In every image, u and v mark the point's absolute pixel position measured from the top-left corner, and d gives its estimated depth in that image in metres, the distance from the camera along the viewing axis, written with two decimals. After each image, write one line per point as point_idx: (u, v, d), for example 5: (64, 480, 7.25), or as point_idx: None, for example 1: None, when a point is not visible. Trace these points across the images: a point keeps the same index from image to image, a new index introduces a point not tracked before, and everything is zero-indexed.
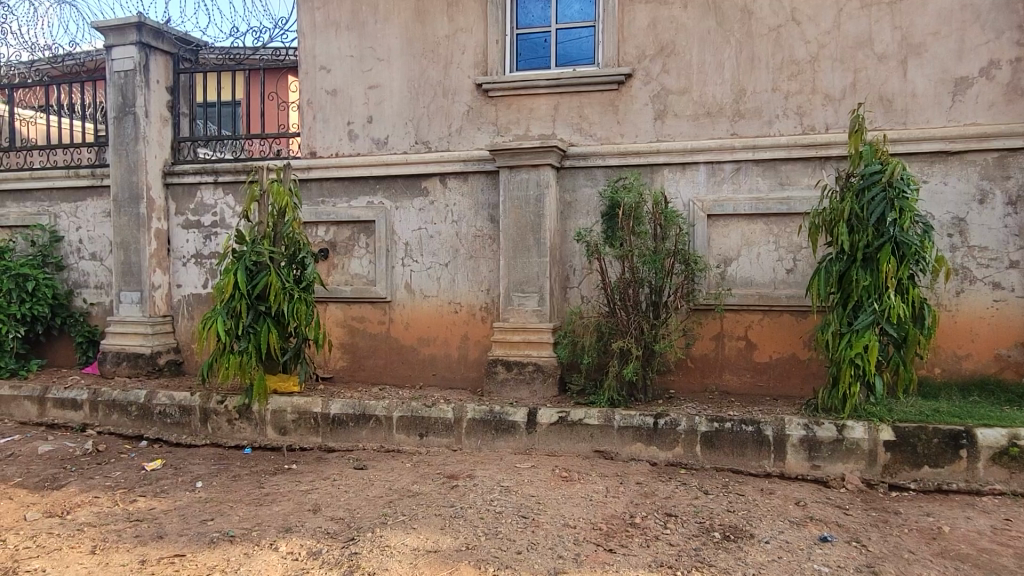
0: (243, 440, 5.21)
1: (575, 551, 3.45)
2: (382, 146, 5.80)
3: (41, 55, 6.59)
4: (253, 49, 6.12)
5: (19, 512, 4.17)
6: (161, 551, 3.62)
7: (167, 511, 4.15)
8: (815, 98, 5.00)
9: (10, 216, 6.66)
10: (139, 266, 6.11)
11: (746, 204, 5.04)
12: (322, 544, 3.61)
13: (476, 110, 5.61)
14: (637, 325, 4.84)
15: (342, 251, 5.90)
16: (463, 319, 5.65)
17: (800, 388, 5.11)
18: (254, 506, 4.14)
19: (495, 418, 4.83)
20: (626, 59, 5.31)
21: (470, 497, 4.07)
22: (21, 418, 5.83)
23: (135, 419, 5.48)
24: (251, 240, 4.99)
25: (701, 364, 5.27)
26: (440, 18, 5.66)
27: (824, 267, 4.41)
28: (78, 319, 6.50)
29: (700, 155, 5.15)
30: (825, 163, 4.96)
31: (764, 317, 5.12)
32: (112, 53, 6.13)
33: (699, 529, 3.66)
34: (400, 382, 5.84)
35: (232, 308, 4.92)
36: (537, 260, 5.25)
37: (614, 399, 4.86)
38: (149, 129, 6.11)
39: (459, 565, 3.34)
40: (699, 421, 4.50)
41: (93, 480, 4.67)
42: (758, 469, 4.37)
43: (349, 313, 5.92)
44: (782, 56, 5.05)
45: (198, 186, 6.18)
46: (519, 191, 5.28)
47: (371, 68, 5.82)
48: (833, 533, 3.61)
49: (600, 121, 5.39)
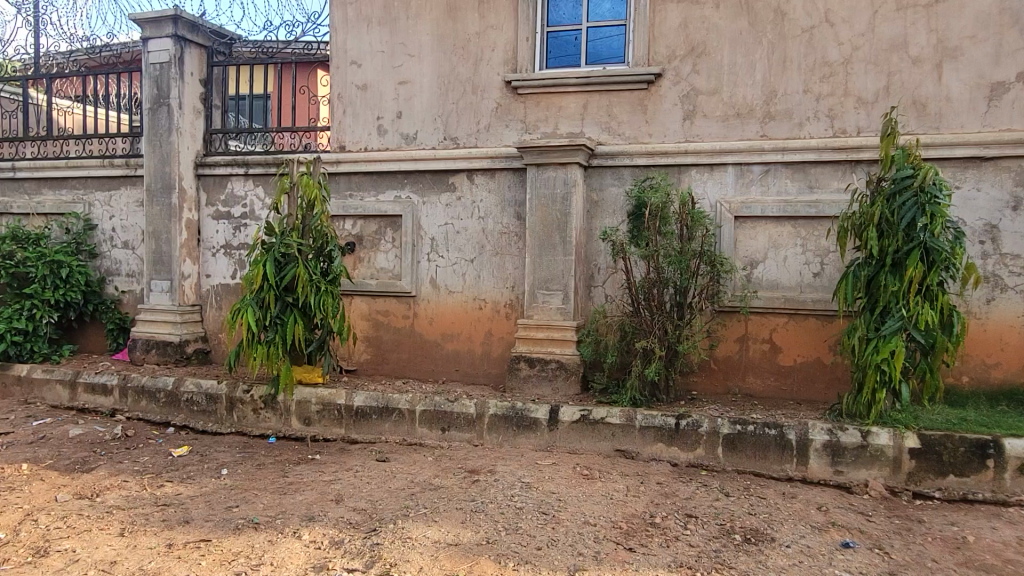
0: (267, 429, 5.28)
1: (595, 549, 3.46)
2: (411, 141, 5.84)
3: (79, 45, 6.69)
4: (286, 42, 6.19)
5: (51, 494, 4.28)
6: (188, 535, 3.69)
7: (194, 497, 4.23)
8: (847, 101, 4.96)
9: (46, 204, 6.79)
10: (170, 255, 6.21)
11: (774, 207, 5.02)
12: (344, 534, 3.65)
13: (504, 107, 5.63)
14: (661, 325, 4.83)
15: (369, 244, 5.95)
16: (488, 314, 5.67)
17: (824, 393, 5.08)
18: (279, 494, 4.20)
19: (516, 414, 4.85)
20: (657, 59, 5.30)
21: (491, 492, 4.09)
22: (52, 401, 5.94)
23: (163, 405, 5.56)
24: (280, 232, 5.07)
25: (724, 366, 5.25)
26: (471, 15, 5.67)
27: (852, 272, 4.37)
28: (109, 306, 6.63)
29: (729, 156, 5.12)
30: (856, 167, 4.92)
31: (789, 320, 5.09)
32: (148, 45, 6.22)
33: (719, 531, 3.66)
34: (423, 376, 5.88)
35: (261, 299, 5.00)
36: (562, 258, 5.26)
37: (635, 399, 4.86)
38: (182, 120, 6.21)
39: (479, 559, 3.37)
40: (721, 423, 4.49)
41: (122, 464, 4.76)
42: (780, 473, 4.35)
43: (374, 307, 5.98)
44: (815, 58, 5.01)
45: (229, 177, 6.26)
46: (546, 189, 5.29)
47: (402, 64, 5.85)
48: (855, 539, 3.59)
49: (628, 120, 5.39)
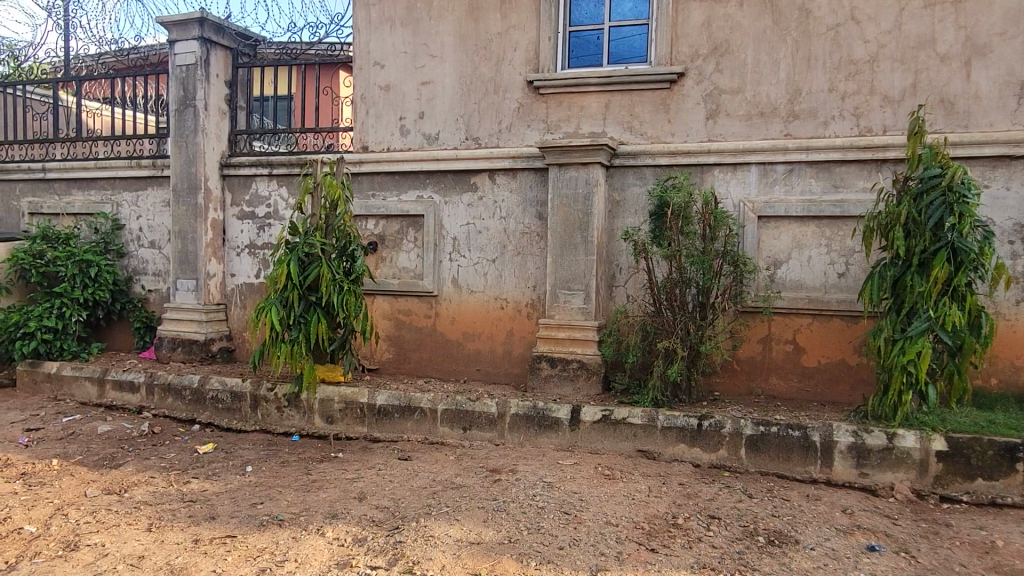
0: (291, 427, 5.33)
1: (617, 549, 3.46)
2: (433, 141, 5.86)
3: (108, 48, 6.79)
4: (309, 43, 6.23)
5: (80, 489, 4.35)
6: (214, 531, 3.74)
7: (219, 493, 4.28)
8: (873, 99, 4.90)
9: (75, 204, 6.91)
10: (195, 254, 6.29)
11: (798, 207, 4.98)
12: (367, 531, 3.68)
13: (526, 107, 5.64)
14: (683, 326, 4.82)
15: (390, 244, 5.99)
16: (509, 313, 5.68)
17: (849, 395, 5.03)
18: (303, 492, 4.23)
19: (538, 413, 4.85)
20: (680, 58, 5.27)
21: (512, 491, 4.10)
22: (81, 398, 6.03)
23: (189, 403, 5.63)
24: (304, 232, 5.12)
25: (746, 366, 5.21)
26: (493, 15, 5.69)
27: (878, 272, 4.32)
28: (136, 305, 6.73)
29: (752, 155, 5.08)
30: (882, 166, 4.87)
31: (813, 321, 5.05)
32: (175, 47, 6.31)
33: (742, 532, 3.63)
34: (445, 375, 5.91)
35: (285, 298, 5.05)
36: (583, 258, 5.25)
37: (657, 399, 4.84)
38: (208, 121, 6.28)
39: (501, 558, 3.38)
40: (744, 424, 4.46)
41: (149, 461, 4.83)
42: (803, 475, 4.31)
43: (396, 306, 6.01)
44: (840, 56, 4.96)
45: (254, 177, 6.33)
46: (568, 189, 5.29)
47: (424, 64, 5.88)
48: (881, 542, 3.55)
49: (651, 120, 5.37)
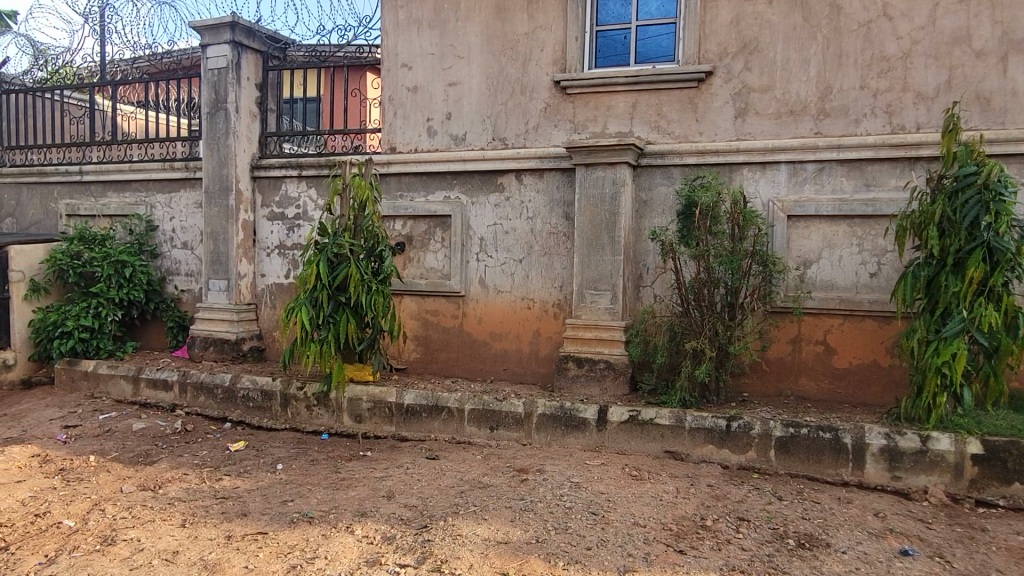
0: (320, 426, 5.39)
1: (645, 550, 3.45)
2: (460, 142, 5.89)
3: (142, 53, 6.91)
4: (338, 46, 6.28)
5: (116, 485, 4.45)
6: (246, 528, 3.80)
7: (250, 490, 4.35)
8: (906, 96, 4.83)
9: (110, 206, 7.06)
10: (227, 255, 6.39)
11: (829, 206, 4.92)
12: (396, 530, 3.72)
13: (553, 108, 5.64)
14: (711, 326, 4.78)
15: (418, 245, 6.03)
16: (536, 314, 5.69)
17: (881, 397, 4.96)
18: (332, 490, 4.28)
19: (565, 413, 4.85)
20: (707, 56, 5.24)
21: (539, 491, 4.10)
22: (116, 395, 6.15)
23: (220, 401, 5.72)
24: (333, 232, 5.17)
25: (776, 367, 5.16)
26: (520, 15, 5.70)
27: (911, 272, 4.25)
28: (170, 304, 6.86)
29: (782, 154, 5.03)
30: (915, 164, 4.79)
31: (844, 322, 4.98)
32: (207, 51, 6.41)
33: (772, 535, 3.60)
34: (472, 375, 5.93)
35: (314, 298, 5.11)
36: (610, 258, 5.24)
37: (685, 400, 4.82)
38: (239, 123, 6.37)
39: (529, 558, 3.39)
40: (774, 426, 4.41)
41: (182, 458, 4.92)
42: (834, 477, 4.26)
43: (423, 306, 6.05)
44: (872, 52, 4.89)
45: (284, 179, 6.41)
46: (595, 189, 5.28)
47: (451, 66, 5.91)
48: (914, 547, 3.50)
49: (678, 119, 5.34)
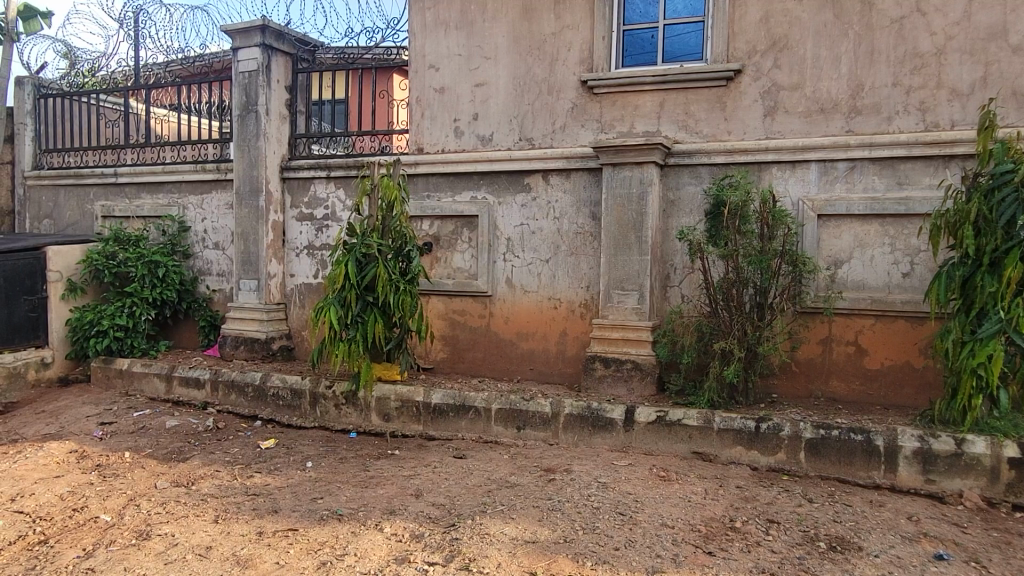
0: (349, 425, 5.44)
1: (674, 551, 3.44)
2: (487, 142, 5.90)
3: (175, 57, 7.03)
4: (366, 48, 6.33)
5: (151, 481, 4.53)
6: (277, 524, 3.85)
7: (281, 487, 4.40)
8: (940, 93, 4.75)
9: (144, 207, 7.19)
10: (257, 255, 6.48)
11: (861, 205, 4.84)
12: (424, 528, 3.74)
13: (580, 108, 5.63)
14: (740, 326, 4.74)
15: (445, 245, 6.06)
16: (563, 314, 5.69)
17: (914, 398, 4.88)
18: (361, 488, 4.32)
19: (592, 413, 4.84)
20: (736, 54, 5.20)
21: (567, 491, 4.10)
22: (149, 393, 6.26)
23: (251, 399, 5.79)
24: (362, 232, 5.22)
25: (806, 368, 5.10)
26: (547, 16, 5.70)
27: (945, 272, 4.19)
28: (201, 304, 6.97)
29: (813, 152, 4.97)
30: (949, 162, 4.70)
31: (876, 322, 4.92)
32: (238, 54, 6.51)
33: (803, 537, 3.57)
34: (499, 375, 5.94)
35: (343, 297, 5.16)
36: (638, 258, 5.22)
37: (713, 400, 4.78)
38: (269, 126, 6.45)
39: (557, 557, 3.39)
40: (804, 427, 4.36)
41: (214, 455, 5.00)
42: (866, 480, 4.20)
43: (450, 306, 6.08)
44: (905, 49, 4.82)
45: (313, 180, 6.48)
46: (622, 189, 5.26)
47: (478, 66, 5.93)
48: (949, 551, 3.44)
49: (706, 118, 5.30)
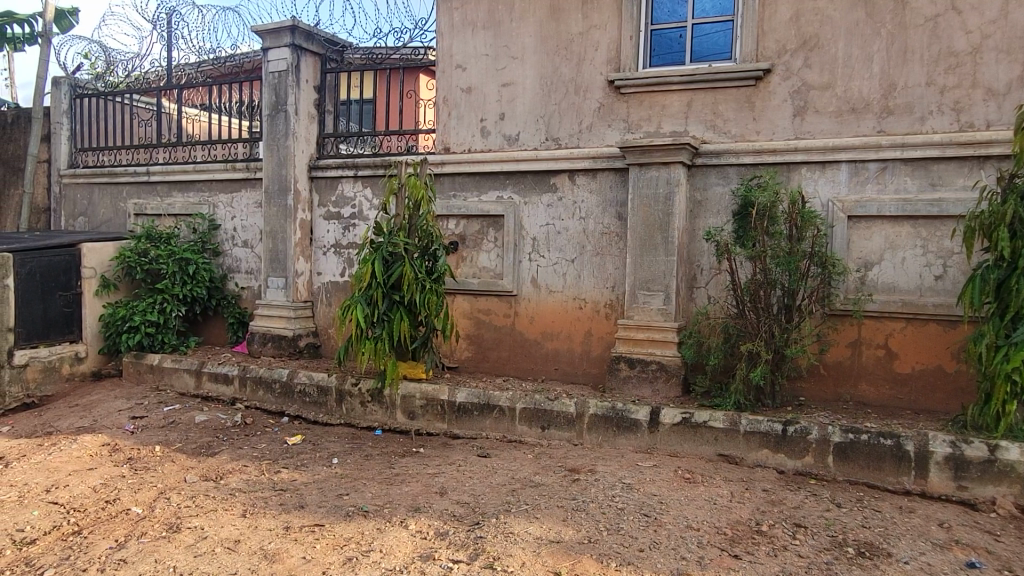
0: (374, 422, 5.48)
1: (699, 554, 3.42)
2: (513, 142, 5.91)
3: (207, 57, 7.13)
4: (394, 48, 6.37)
5: (181, 475, 4.61)
6: (303, 519, 3.89)
7: (308, 483, 4.45)
8: (975, 93, 4.66)
9: (175, 205, 7.31)
10: (285, 253, 6.56)
11: (892, 206, 4.77)
12: (448, 526, 3.76)
13: (607, 107, 5.62)
14: (768, 328, 4.70)
15: (471, 244, 6.08)
16: (588, 314, 5.68)
17: (946, 403, 4.80)
18: (386, 485, 4.35)
19: (617, 414, 4.83)
20: (766, 54, 5.15)
21: (592, 491, 4.10)
22: (179, 388, 6.36)
23: (278, 396, 5.86)
24: (388, 232, 5.26)
25: (835, 371, 5.03)
26: (575, 15, 5.69)
27: (979, 274, 4.11)
28: (230, 301, 7.07)
29: (843, 153, 4.91)
30: (984, 163, 4.62)
31: (907, 325, 4.84)
32: (268, 54, 6.59)
33: (830, 542, 3.53)
34: (523, 374, 5.95)
35: (370, 296, 5.20)
36: (664, 259, 5.20)
37: (740, 403, 4.75)
38: (298, 125, 6.52)
39: (582, 557, 3.39)
40: (832, 431, 4.31)
41: (242, 450, 5.07)
42: (896, 486, 4.15)
43: (476, 305, 6.09)
44: (939, 48, 4.74)
45: (340, 179, 6.53)
46: (649, 189, 5.24)
47: (505, 66, 5.94)
48: (982, 559, 3.38)
49: (735, 118, 5.26)
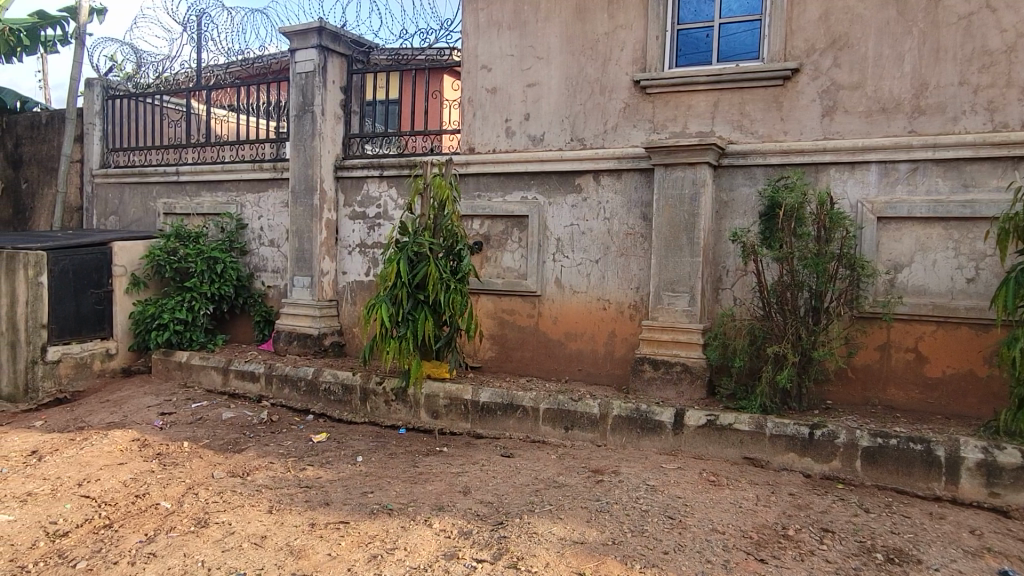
0: (398, 421, 5.51)
1: (724, 557, 3.40)
2: (538, 143, 5.91)
3: (235, 58, 7.22)
4: (419, 49, 6.40)
5: (208, 470, 4.67)
6: (328, 516, 3.93)
7: (332, 480, 4.48)
8: (1010, 92, 4.58)
9: (204, 205, 7.40)
10: (311, 253, 6.61)
11: (923, 207, 4.70)
12: (472, 525, 3.77)
13: (632, 108, 5.60)
14: (795, 331, 4.65)
15: (495, 244, 6.09)
16: (611, 315, 5.66)
17: (977, 408, 4.72)
18: (410, 483, 4.37)
19: (641, 416, 4.81)
20: (794, 53, 5.10)
21: (616, 492, 4.08)
22: (206, 385, 6.45)
23: (303, 394, 5.91)
24: (413, 231, 5.28)
25: (863, 374, 4.97)
26: (601, 15, 5.68)
27: (1014, 277, 4.03)
28: (257, 300, 7.15)
29: (873, 153, 4.84)
30: (1019, 164, 4.53)
31: (938, 328, 4.76)
32: (296, 56, 6.65)
33: (858, 548, 3.48)
34: (547, 374, 5.95)
35: (395, 295, 5.23)
36: (689, 259, 5.16)
37: (766, 405, 4.70)
38: (324, 126, 6.58)
39: (605, 559, 3.38)
40: (861, 435, 4.25)
41: (268, 447, 5.12)
42: (925, 492, 4.08)
43: (499, 306, 6.10)
44: (973, 47, 4.66)
45: (365, 179, 6.58)
46: (674, 189, 5.21)
47: (531, 67, 5.94)
48: (1015, 568, 3.32)
49: (762, 118, 5.21)
